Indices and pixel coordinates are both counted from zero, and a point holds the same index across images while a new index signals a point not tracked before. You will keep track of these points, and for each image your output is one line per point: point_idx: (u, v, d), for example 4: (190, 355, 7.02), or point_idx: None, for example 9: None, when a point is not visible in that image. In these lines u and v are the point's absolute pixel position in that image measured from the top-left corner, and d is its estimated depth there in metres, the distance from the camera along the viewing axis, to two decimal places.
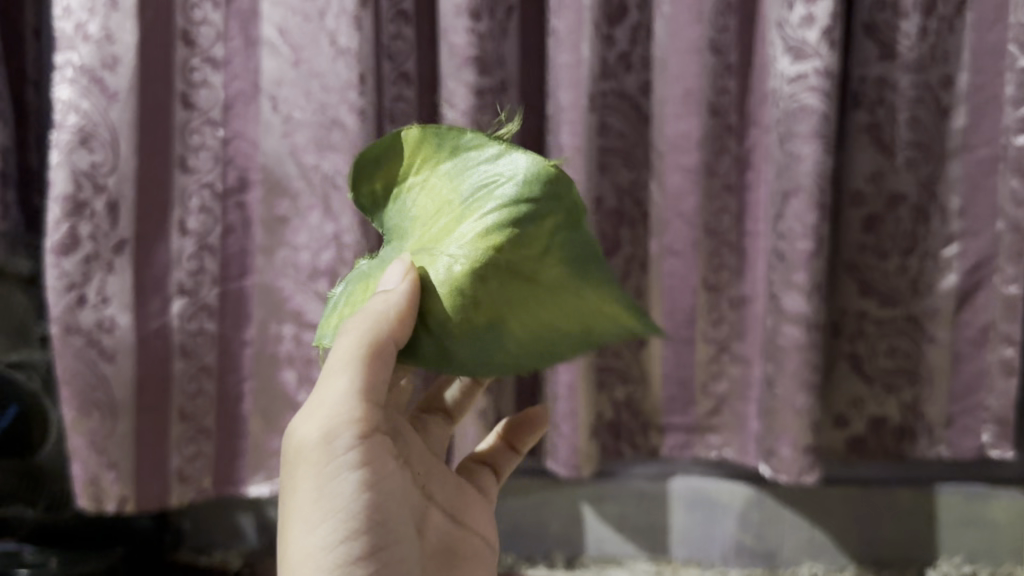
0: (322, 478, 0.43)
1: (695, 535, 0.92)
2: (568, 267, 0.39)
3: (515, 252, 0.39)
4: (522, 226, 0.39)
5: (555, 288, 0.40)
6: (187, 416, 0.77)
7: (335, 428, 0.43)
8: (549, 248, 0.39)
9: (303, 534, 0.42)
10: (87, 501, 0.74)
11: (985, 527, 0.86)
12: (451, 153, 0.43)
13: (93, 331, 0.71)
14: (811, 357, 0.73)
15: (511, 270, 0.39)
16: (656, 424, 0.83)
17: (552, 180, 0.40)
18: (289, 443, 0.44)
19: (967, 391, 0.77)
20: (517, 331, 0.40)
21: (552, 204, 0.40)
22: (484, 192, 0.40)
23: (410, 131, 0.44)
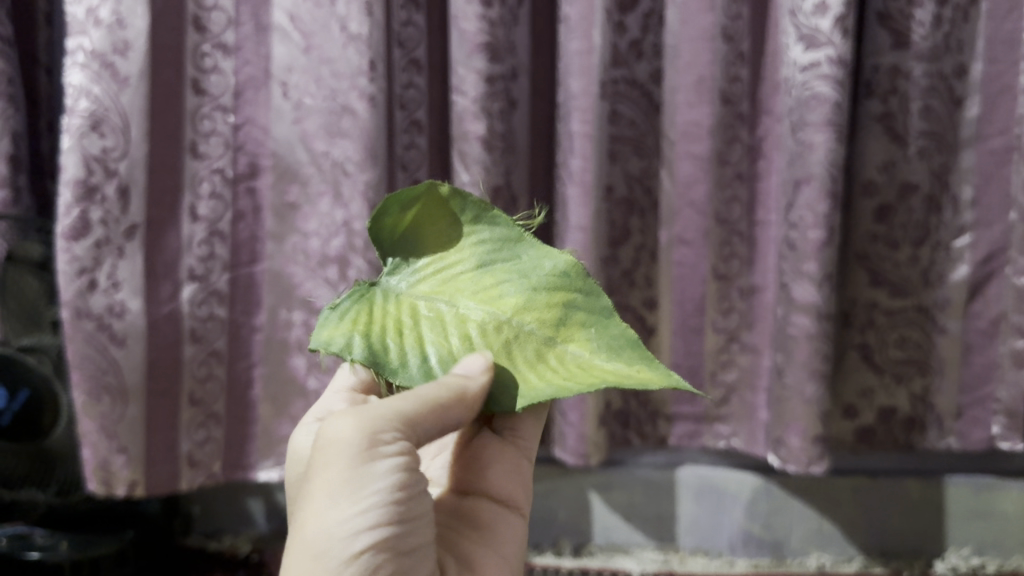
0: (357, 470, 0.40)
1: (703, 524, 0.92)
2: (587, 339, 0.43)
3: (534, 318, 0.43)
4: (542, 298, 0.44)
5: (582, 362, 0.42)
6: (197, 401, 0.77)
7: (380, 428, 0.41)
8: (567, 319, 0.43)
9: (325, 525, 0.40)
10: (98, 485, 0.75)
11: (994, 519, 0.86)
12: (472, 221, 0.46)
13: (104, 316, 0.71)
14: (820, 347, 0.73)
15: (531, 334, 0.43)
16: (664, 413, 0.83)
17: (575, 267, 0.45)
18: (322, 435, 0.42)
19: (977, 382, 0.78)
20: (540, 383, 0.41)
21: (571, 284, 0.44)
22: (504, 269, 0.45)
23: (445, 187, 0.46)
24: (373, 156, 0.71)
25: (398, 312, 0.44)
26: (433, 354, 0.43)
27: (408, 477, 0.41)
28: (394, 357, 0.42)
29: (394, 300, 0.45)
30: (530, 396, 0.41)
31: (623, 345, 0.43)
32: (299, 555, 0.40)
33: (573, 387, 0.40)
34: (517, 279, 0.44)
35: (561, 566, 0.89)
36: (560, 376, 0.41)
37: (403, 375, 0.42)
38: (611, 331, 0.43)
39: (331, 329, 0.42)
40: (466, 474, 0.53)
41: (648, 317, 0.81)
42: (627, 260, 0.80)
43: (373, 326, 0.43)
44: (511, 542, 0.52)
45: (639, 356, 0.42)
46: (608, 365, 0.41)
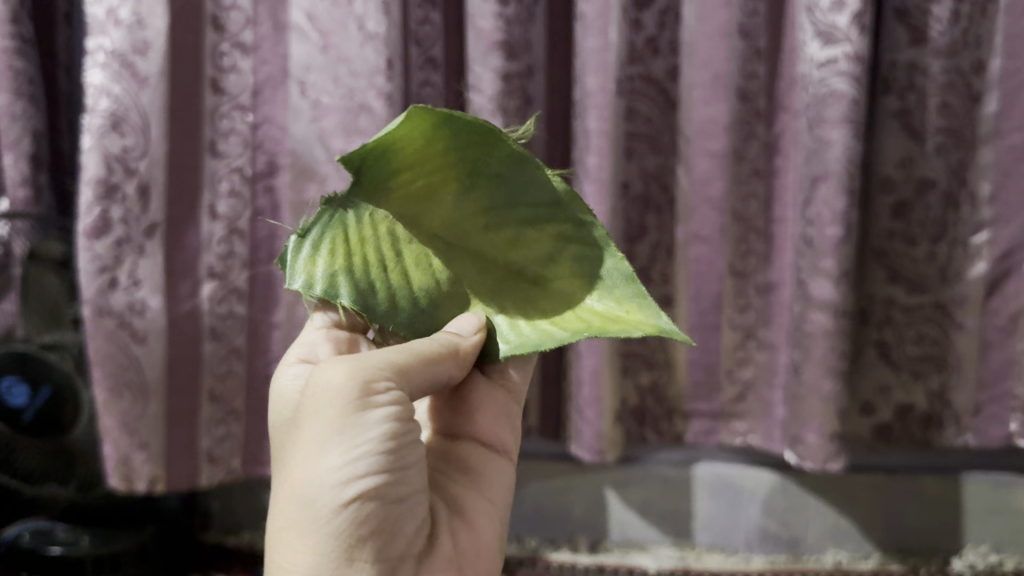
0: (347, 418, 0.40)
1: (719, 521, 0.92)
2: (576, 277, 0.47)
3: (522, 254, 0.47)
4: (530, 233, 0.47)
5: (570, 301, 0.46)
6: (217, 398, 0.78)
7: (370, 375, 0.41)
8: (557, 255, 0.47)
9: (316, 472, 0.40)
10: (119, 481, 0.75)
11: (1013, 516, 0.85)
12: (460, 136, 0.44)
13: (125, 313, 0.72)
14: (838, 344, 0.73)
15: (521, 273, 0.47)
16: (681, 410, 0.84)
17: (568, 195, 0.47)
18: (313, 383, 0.41)
19: (995, 379, 0.78)
20: (529, 327, 0.46)
21: (563, 215, 0.47)
22: (488, 192, 0.47)
23: (435, 117, 0.43)
24: None
25: (377, 240, 0.45)
26: (419, 289, 0.46)
27: (399, 427, 0.41)
28: (382, 296, 0.45)
29: (370, 220, 0.45)
30: (517, 340, 0.45)
31: (613, 282, 0.46)
32: (294, 504, 0.41)
33: (559, 336, 0.44)
34: (505, 210, 0.47)
35: (577, 563, 0.89)
36: (548, 320, 0.46)
37: (390, 308, 0.46)
38: (604, 266, 0.47)
39: (310, 266, 0.44)
40: (454, 418, 0.52)
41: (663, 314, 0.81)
42: (643, 257, 0.80)
43: (353, 257, 0.45)
44: (502, 486, 0.51)
45: (633, 293, 0.45)
46: (597, 306, 0.45)
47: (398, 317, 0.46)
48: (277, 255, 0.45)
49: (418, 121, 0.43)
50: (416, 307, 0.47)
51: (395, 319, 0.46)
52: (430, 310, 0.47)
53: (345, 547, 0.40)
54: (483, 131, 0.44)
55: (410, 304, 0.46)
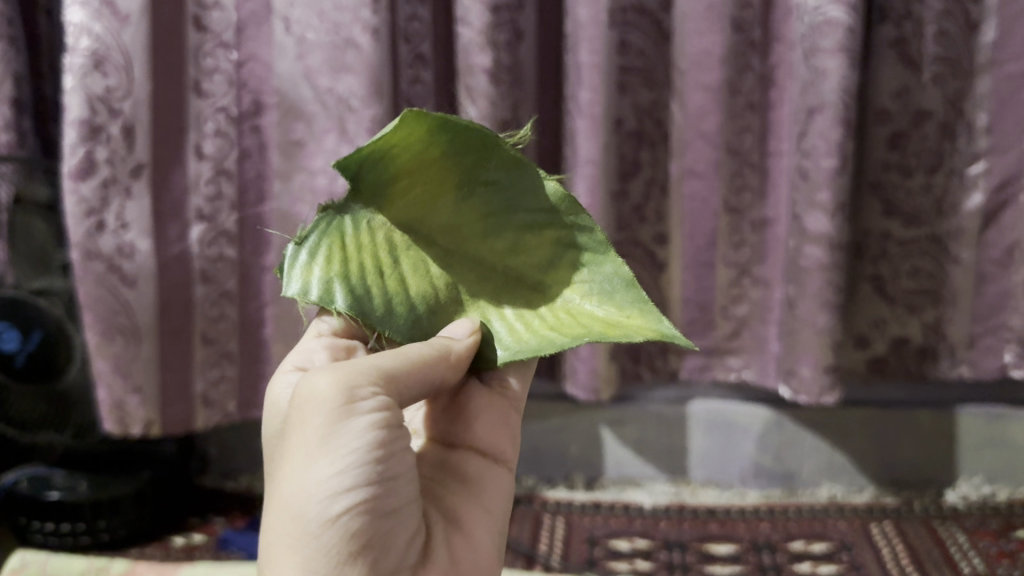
0: (334, 426, 0.37)
1: (714, 458, 0.92)
2: (576, 283, 0.43)
3: (520, 260, 0.44)
4: (528, 238, 0.43)
5: (569, 308, 0.42)
6: (210, 340, 0.77)
7: (358, 381, 0.38)
8: (556, 261, 0.44)
9: (302, 486, 0.37)
10: (114, 425, 0.75)
11: (1006, 449, 0.86)
12: (456, 139, 0.41)
13: (113, 256, 0.71)
14: (832, 278, 0.73)
15: (519, 279, 0.44)
16: (675, 348, 0.84)
17: (564, 201, 0.43)
18: (298, 391, 0.38)
19: (991, 311, 0.78)
20: (527, 334, 0.42)
21: (560, 221, 0.43)
22: (486, 197, 0.43)
23: (431, 117, 0.40)
24: (378, 90, 0.69)
25: (375, 246, 0.42)
26: (416, 295, 0.42)
27: (389, 435, 0.38)
28: (378, 303, 0.41)
29: (367, 227, 0.42)
30: (515, 346, 0.41)
31: (613, 288, 0.43)
32: (278, 521, 0.37)
33: (557, 342, 0.40)
34: (502, 215, 0.43)
35: (573, 500, 0.90)
36: (545, 326, 0.42)
37: (385, 318, 0.42)
38: (603, 272, 0.43)
39: (305, 273, 0.41)
40: (451, 424, 0.47)
41: (658, 252, 0.80)
42: (637, 194, 0.79)
43: (349, 265, 0.41)
44: (501, 498, 0.47)
45: (633, 299, 0.42)
46: (596, 312, 0.42)
47: (394, 327, 0.42)
48: (276, 267, 0.42)
49: (414, 124, 0.40)
50: (412, 316, 0.42)
51: (392, 326, 0.42)
52: (428, 319, 0.43)
53: (336, 566, 0.36)
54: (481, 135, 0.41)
55: (406, 313, 0.42)
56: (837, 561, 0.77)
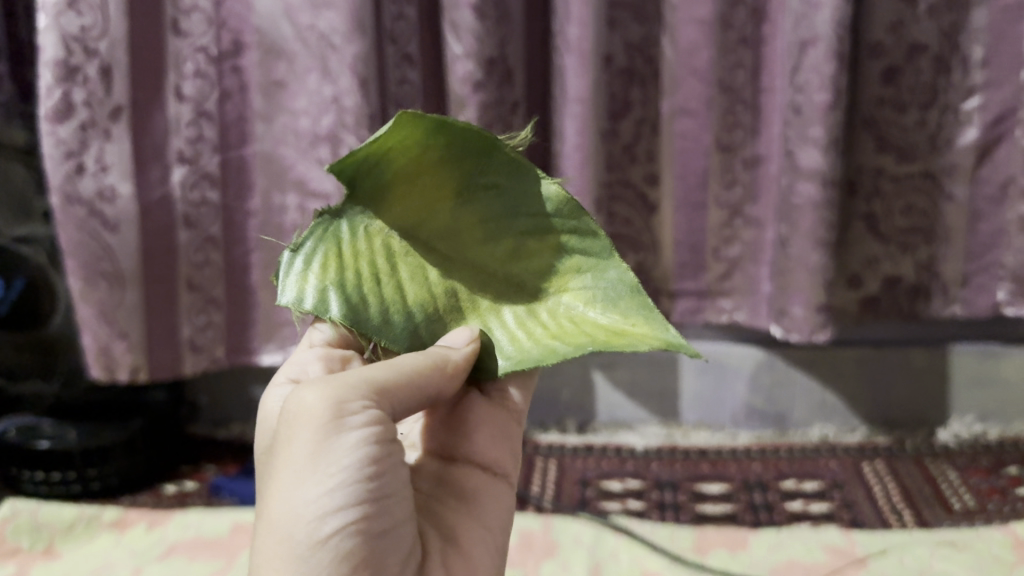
0: (323, 443, 0.35)
1: (705, 399, 0.92)
2: (578, 289, 0.41)
3: (522, 266, 0.42)
4: (529, 243, 0.42)
5: (571, 316, 0.40)
6: (196, 286, 0.76)
7: (348, 396, 0.36)
8: (558, 267, 0.42)
9: (290, 507, 0.35)
10: (101, 372, 0.74)
11: (997, 386, 0.86)
12: (453, 142, 0.41)
13: (94, 201, 0.70)
14: (824, 215, 0.72)
15: (520, 287, 0.42)
16: (666, 290, 0.83)
17: (565, 204, 0.41)
18: (287, 408, 0.37)
19: (984, 249, 0.78)
20: (529, 342, 0.40)
21: (562, 226, 0.41)
22: (487, 202, 0.42)
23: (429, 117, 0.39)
24: (360, 26, 0.67)
25: (371, 252, 0.41)
26: (414, 303, 0.41)
27: (380, 451, 0.37)
28: (375, 310, 0.40)
29: (363, 233, 0.41)
30: (517, 355, 0.40)
31: (617, 294, 0.40)
32: (264, 546, 0.35)
33: (559, 352, 0.38)
34: (502, 219, 0.42)
35: (565, 444, 0.90)
36: (548, 334, 0.40)
37: (383, 325, 0.40)
38: (606, 277, 0.41)
39: (301, 281, 0.39)
40: (449, 437, 0.46)
41: (648, 193, 0.80)
42: (627, 134, 0.78)
43: (346, 272, 0.40)
44: (501, 513, 0.46)
45: (639, 306, 0.40)
46: (600, 319, 0.40)
47: (391, 334, 0.40)
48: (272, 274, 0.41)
49: (409, 125, 0.39)
50: (409, 325, 0.41)
51: (389, 335, 0.40)
52: (427, 327, 0.42)
53: None
54: (478, 136, 0.41)
55: (404, 320, 0.41)
56: (828, 500, 0.77)
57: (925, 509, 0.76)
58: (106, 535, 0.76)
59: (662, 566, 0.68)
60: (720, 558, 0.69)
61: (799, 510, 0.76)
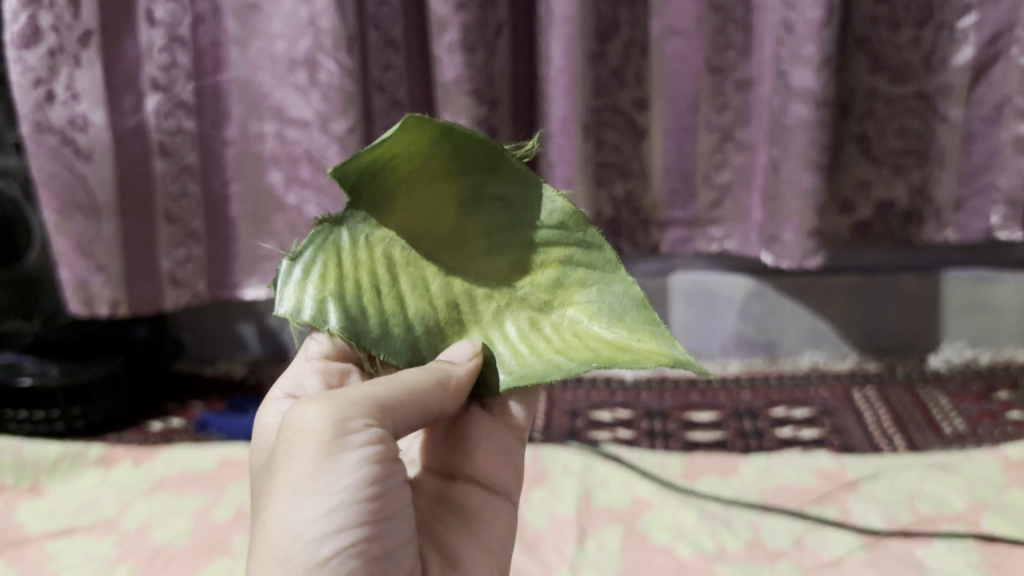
0: (323, 462, 0.33)
1: (695, 329, 0.91)
2: (584, 304, 0.40)
3: (525, 278, 0.41)
4: (533, 256, 0.41)
5: (576, 330, 0.40)
6: (174, 218, 0.74)
7: (350, 413, 0.35)
8: (564, 280, 0.41)
9: (286, 528, 0.33)
10: (80, 306, 0.73)
11: (990, 312, 0.86)
12: (457, 151, 0.39)
13: (66, 129, 0.68)
14: (817, 137, 0.71)
15: (523, 299, 0.41)
16: (656, 220, 0.82)
17: (572, 217, 0.41)
18: (284, 424, 0.35)
19: (978, 172, 0.77)
20: (532, 356, 0.39)
21: (568, 239, 0.41)
22: (490, 212, 0.41)
23: (432, 127, 0.38)
24: None
25: (372, 263, 0.40)
26: (415, 314, 0.40)
27: (381, 472, 0.35)
28: (374, 323, 0.39)
29: (363, 242, 0.40)
30: (520, 369, 0.39)
31: (622, 308, 0.40)
32: (257, 572, 0.33)
33: (564, 367, 0.38)
34: (506, 230, 0.41)
35: None
36: (552, 348, 0.39)
37: (383, 337, 0.39)
38: (611, 292, 0.40)
39: (299, 291, 0.39)
40: (449, 455, 0.44)
41: (638, 118, 0.78)
42: (615, 57, 0.75)
43: (346, 282, 0.39)
44: (501, 535, 0.43)
45: (645, 321, 0.39)
46: (606, 335, 0.39)
47: (391, 346, 0.40)
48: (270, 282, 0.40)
49: (419, 134, 0.38)
50: (409, 337, 0.40)
51: (389, 349, 0.39)
52: (428, 338, 0.41)
53: None
54: (484, 146, 0.40)
55: (404, 331, 0.40)
56: (819, 426, 0.77)
57: (916, 433, 0.75)
58: (92, 473, 0.75)
59: (651, 491, 0.67)
60: (709, 483, 0.69)
61: (789, 436, 0.76)
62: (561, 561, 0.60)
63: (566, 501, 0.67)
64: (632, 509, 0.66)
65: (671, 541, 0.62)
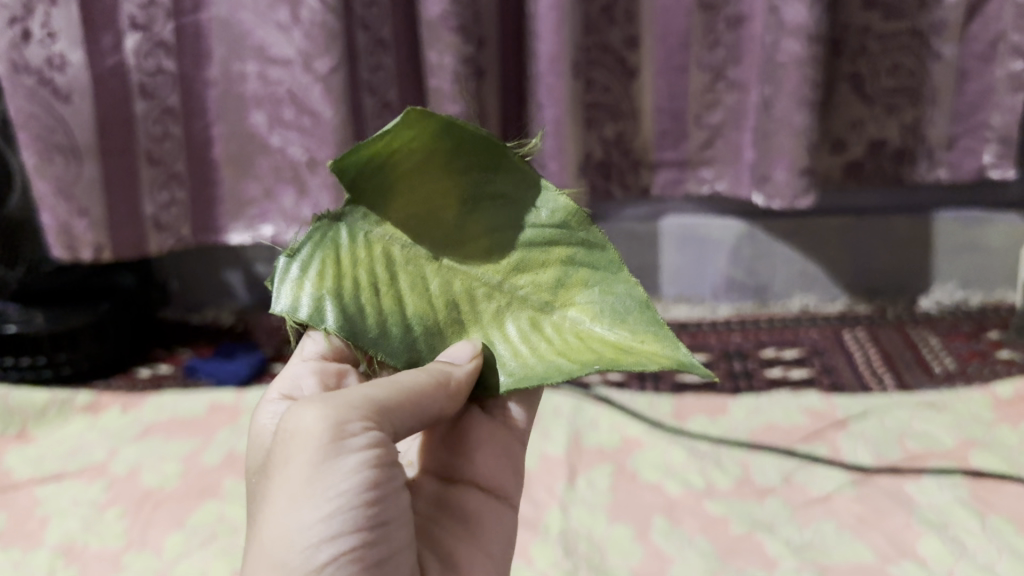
0: (320, 467, 0.32)
1: (685, 273, 0.90)
2: (585, 305, 0.36)
3: (526, 279, 0.37)
4: (533, 255, 0.37)
5: (577, 332, 0.36)
6: (156, 160, 0.73)
7: (348, 416, 0.33)
8: (565, 280, 0.37)
9: (282, 534, 0.32)
10: (63, 251, 0.72)
11: (981, 254, 0.85)
12: (458, 147, 0.36)
13: (44, 69, 0.66)
14: (810, 73, 0.69)
15: (524, 299, 0.37)
16: (646, 162, 0.81)
17: (574, 214, 0.37)
18: (281, 424, 0.34)
19: (971, 109, 0.76)
20: (533, 357, 0.36)
21: (568, 238, 0.37)
22: (492, 211, 0.38)
23: (432, 121, 0.35)
24: None
25: (371, 260, 0.37)
26: (413, 315, 0.37)
27: (380, 476, 0.33)
28: (372, 323, 0.37)
29: (363, 240, 0.37)
30: (520, 372, 0.36)
31: (626, 310, 0.36)
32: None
33: (563, 369, 0.35)
34: (506, 228, 0.38)
35: None
36: (551, 349, 0.36)
37: (380, 336, 0.37)
38: (615, 292, 0.36)
39: (296, 289, 0.36)
40: (448, 456, 0.42)
41: (628, 57, 0.76)
42: None
43: (343, 281, 0.37)
44: (501, 541, 0.41)
45: (648, 322, 0.35)
46: (607, 336, 0.35)
47: (388, 347, 0.37)
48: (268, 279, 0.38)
49: (416, 125, 0.35)
50: (407, 339, 0.37)
51: (387, 350, 0.37)
52: (427, 340, 0.38)
53: None
54: (488, 142, 0.36)
55: (403, 332, 0.37)
56: (808, 366, 0.77)
57: (906, 372, 0.75)
58: (80, 419, 0.75)
59: (641, 431, 0.67)
60: (699, 423, 0.69)
61: (779, 377, 0.76)
62: (551, 500, 0.60)
63: (556, 442, 0.66)
64: (623, 449, 0.66)
65: (661, 479, 0.62)
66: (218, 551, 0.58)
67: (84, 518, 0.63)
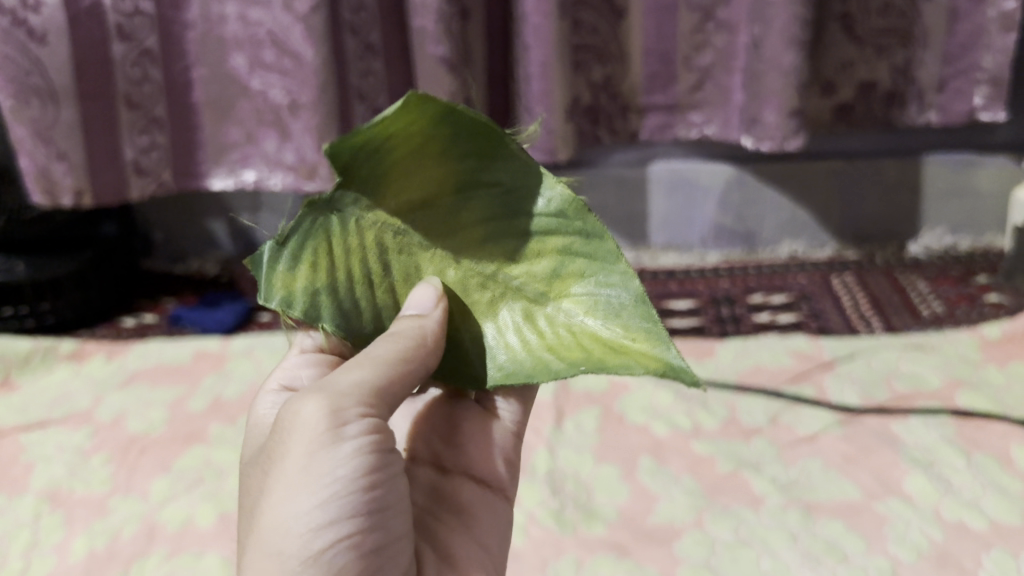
0: (318, 452, 0.31)
1: (674, 221, 0.90)
2: (581, 298, 0.33)
3: (521, 268, 0.34)
4: (529, 245, 0.33)
5: (570, 327, 0.32)
6: (136, 104, 0.72)
7: (347, 403, 0.32)
8: (560, 270, 0.33)
9: (280, 522, 0.31)
10: (43, 196, 0.71)
11: (970, 198, 0.85)
12: (455, 132, 0.32)
13: (18, 9, 0.65)
14: (800, 11, 0.68)
15: (519, 289, 0.34)
16: (635, 106, 0.80)
17: (572, 203, 0.32)
18: (280, 416, 0.33)
19: (962, 51, 0.74)
20: (523, 351, 0.33)
21: (567, 226, 0.33)
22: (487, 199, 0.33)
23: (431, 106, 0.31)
24: None
25: (364, 249, 0.33)
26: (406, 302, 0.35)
27: (378, 463, 0.33)
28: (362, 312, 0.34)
29: (355, 228, 0.33)
30: (511, 366, 0.33)
31: (622, 304, 0.32)
32: (250, 566, 0.31)
33: (553, 370, 0.32)
34: (503, 215, 0.33)
35: None
36: (543, 345, 0.33)
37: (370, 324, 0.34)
38: (611, 285, 0.32)
39: (288, 279, 0.32)
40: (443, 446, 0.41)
41: None
42: None
43: (338, 271, 0.33)
44: (499, 531, 0.40)
45: (643, 318, 0.31)
46: (599, 333, 0.32)
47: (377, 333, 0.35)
48: (246, 258, 0.33)
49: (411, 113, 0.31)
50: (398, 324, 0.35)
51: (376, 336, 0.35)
52: None
53: None
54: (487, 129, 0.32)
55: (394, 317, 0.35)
56: (796, 310, 0.77)
57: (893, 315, 0.75)
58: (65, 367, 0.74)
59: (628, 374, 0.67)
60: None
61: (767, 321, 0.76)
62: (538, 441, 0.60)
63: (544, 385, 0.66)
64: (610, 391, 0.66)
65: (648, 421, 0.62)
66: (205, 495, 0.58)
67: (69, 463, 0.62)
